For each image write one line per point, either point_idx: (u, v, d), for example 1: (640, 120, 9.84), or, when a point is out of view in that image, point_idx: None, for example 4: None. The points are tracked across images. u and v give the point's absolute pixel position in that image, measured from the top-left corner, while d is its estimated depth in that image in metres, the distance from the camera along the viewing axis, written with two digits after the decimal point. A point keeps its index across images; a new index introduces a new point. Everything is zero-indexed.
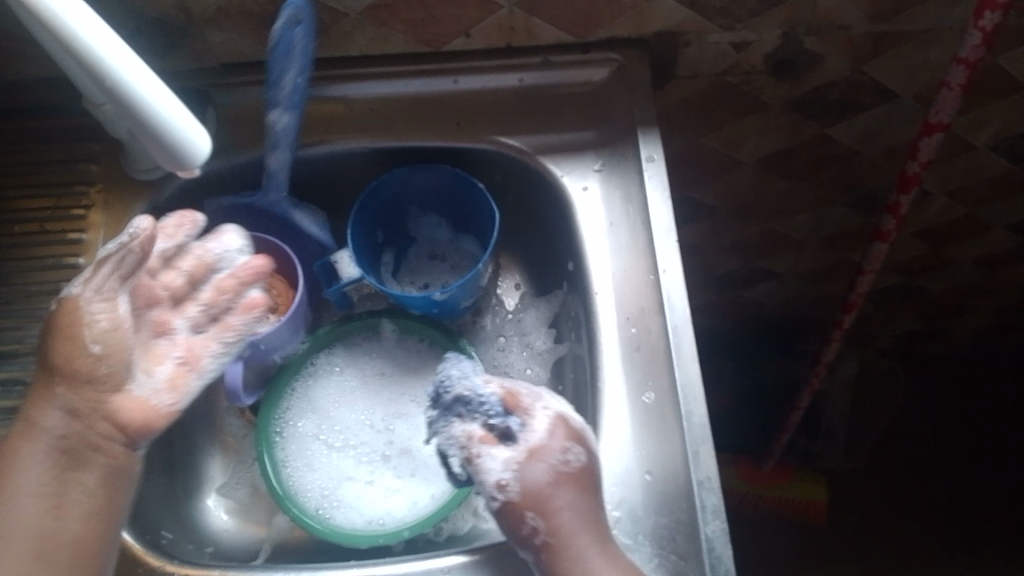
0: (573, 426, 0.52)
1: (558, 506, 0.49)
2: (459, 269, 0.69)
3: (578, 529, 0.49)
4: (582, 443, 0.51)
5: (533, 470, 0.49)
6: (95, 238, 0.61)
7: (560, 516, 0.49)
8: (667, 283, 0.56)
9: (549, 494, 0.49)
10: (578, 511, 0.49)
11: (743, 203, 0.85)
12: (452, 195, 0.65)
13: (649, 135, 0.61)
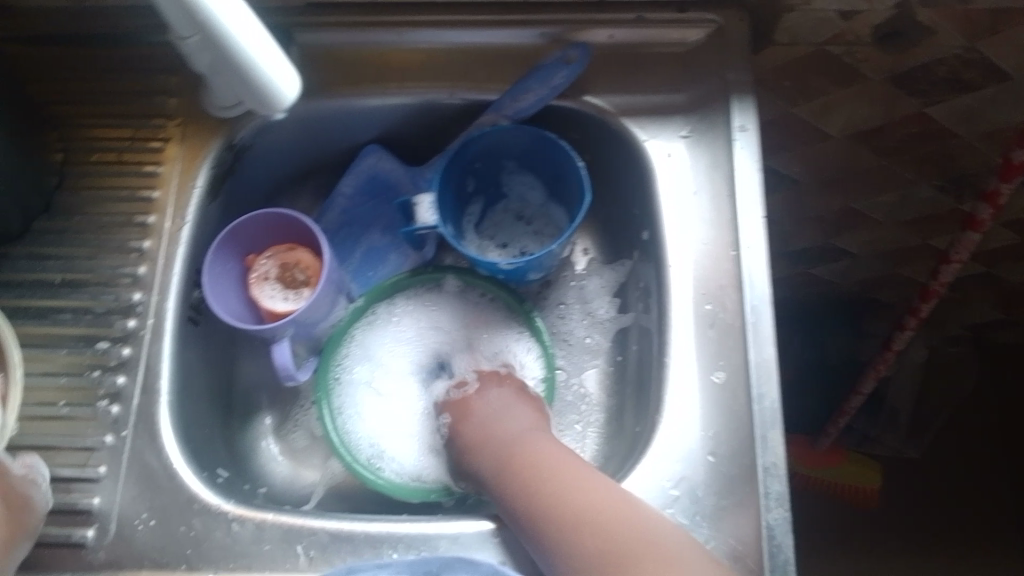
0: (470, 370, 0.62)
1: (488, 404, 0.57)
2: (542, 237, 0.68)
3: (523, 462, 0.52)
4: (482, 381, 0.60)
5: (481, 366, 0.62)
6: (169, 172, 0.60)
7: (495, 424, 0.55)
8: (749, 261, 0.55)
9: (488, 411, 0.56)
10: (520, 421, 0.55)
11: (827, 177, 0.81)
12: (541, 157, 0.64)
13: (743, 104, 0.59)
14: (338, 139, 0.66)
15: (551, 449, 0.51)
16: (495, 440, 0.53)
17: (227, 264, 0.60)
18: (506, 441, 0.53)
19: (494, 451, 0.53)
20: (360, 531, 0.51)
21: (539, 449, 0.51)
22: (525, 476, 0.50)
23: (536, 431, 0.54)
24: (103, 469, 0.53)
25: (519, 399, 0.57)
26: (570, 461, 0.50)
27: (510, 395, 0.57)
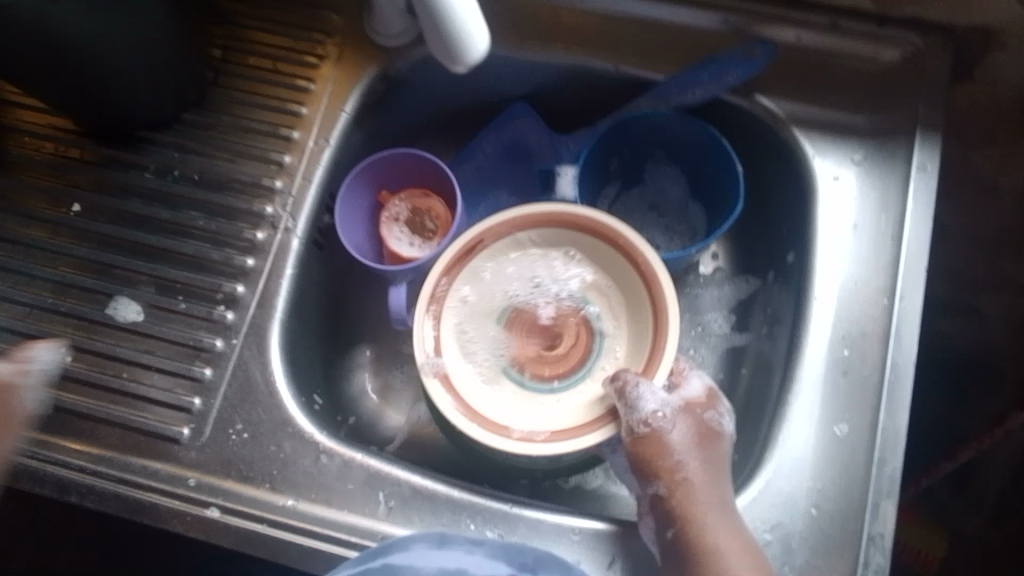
0: (704, 416, 0.51)
1: (691, 474, 0.48)
2: (671, 232, 0.64)
3: (718, 517, 0.46)
4: (702, 426, 0.50)
5: (679, 429, 0.49)
6: (321, 91, 0.59)
7: (695, 503, 0.47)
8: (903, 313, 0.51)
9: (689, 479, 0.48)
10: (719, 508, 0.47)
11: (987, 229, 0.75)
12: (699, 152, 0.61)
13: (930, 140, 0.54)
14: (492, 90, 0.64)
15: (736, 563, 0.44)
16: (693, 529, 0.46)
17: (362, 197, 0.59)
18: (700, 537, 0.46)
19: (678, 533, 0.47)
20: (444, 493, 0.51)
21: (712, 535, 0.46)
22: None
23: (740, 546, 0.45)
24: (208, 372, 0.53)
25: (720, 472, 0.49)
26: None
27: (712, 466, 0.49)
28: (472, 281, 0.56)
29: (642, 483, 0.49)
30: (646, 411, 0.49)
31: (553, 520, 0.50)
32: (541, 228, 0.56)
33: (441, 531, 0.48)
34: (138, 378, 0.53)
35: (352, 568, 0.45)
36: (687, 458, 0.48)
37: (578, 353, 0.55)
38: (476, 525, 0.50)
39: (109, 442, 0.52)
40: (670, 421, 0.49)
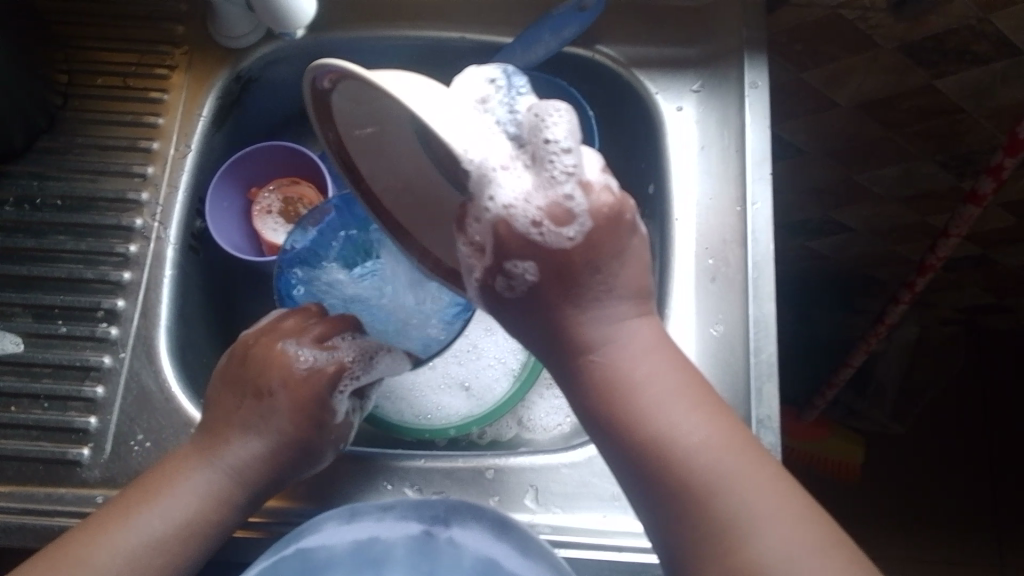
0: (577, 193, 0.38)
1: (587, 288, 0.40)
2: None
3: (619, 343, 0.40)
4: (586, 211, 0.38)
5: (555, 213, 0.38)
6: (175, 100, 0.60)
7: (593, 329, 0.40)
8: (756, 216, 0.54)
9: (602, 308, 0.40)
10: (621, 328, 0.40)
11: (834, 145, 0.81)
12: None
13: (756, 58, 0.58)
14: (346, 77, 0.66)
15: (667, 386, 0.40)
16: (602, 371, 0.40)
17: (232, 197, 0.61)
18: (623, 364, 0.40)
19: (591, 359, 0.40)
20: (355, 461, 0.52)
21: (629, 376, 0.40)
22: (633, 420, 0.39)
23: (669, 366, 0.41)
24: (99, 390, 0.53)
25: (609, 272, 0.39)
26: (707, 410, 0.40)
27: (597, 269, 0.39)
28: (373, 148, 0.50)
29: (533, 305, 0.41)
30: (499, 206, 0.37)
31: (464, 467, 0.52)
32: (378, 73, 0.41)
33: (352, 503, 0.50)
34: (28, 409, 0.53)
35: (267, 559, 0.46)
36: (593, 278, 0.40)
37: None
38: (392, 486, 0.52)
39: (7, 478, 0.51)
40: (525, 197, 0.38)
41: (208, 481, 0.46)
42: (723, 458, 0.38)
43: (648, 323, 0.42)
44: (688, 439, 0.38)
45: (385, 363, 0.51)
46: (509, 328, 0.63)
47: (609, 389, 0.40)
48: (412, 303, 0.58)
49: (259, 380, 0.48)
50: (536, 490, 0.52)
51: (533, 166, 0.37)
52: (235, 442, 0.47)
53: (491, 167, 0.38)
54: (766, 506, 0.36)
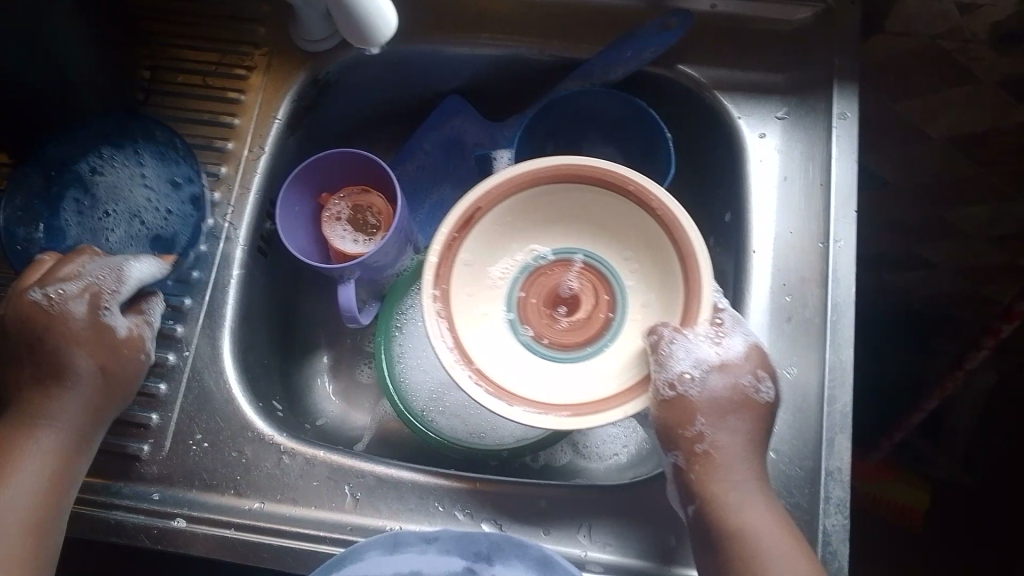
0: (752, 388, 0.47)
1: (725, 453, 0.46)
2: None
3: (740, 484, 0.45)
4: (745, 401, 0.47)
5: (714, 388, 0.47)
6: (252, 101, 0.60)
7: (718, 479, 0.46)
8: (837, 256, 0.52)
9: (733, 468, 0.46)
10: (744, 482, 0.45)
11: (921, 180, 0.77)
12: (627, 129, 0.61)
13: (846, 90, 0.56)
14: (422, 85, 0.65)
15: (789, 563, 0.43)
16: (716, 511, 0.45)
17: (302, 201, 0.60)
18: (746, 529, 0.44)
19: (725, 527, 0.45)
20: (407, 480, 0.52)
21: (733, 514, 0.45)
22: (737, 551, 0.44)
23: (785, 538, 0.44)
24: (163, 386, 0.54)
25: (756, 446, 0.47)
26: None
27: (745, 442, 0.46)
28: (474, 247, 0.49)
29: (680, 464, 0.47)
30: (678, 371, 0.45)
31: (517, 493, 0.51)
32: (545, 183, 0.49)
33: (396, 531, 0.49)
34: None
35: None
36: (719, 433, 0.46)
37: (587, 327, 0.50)
38: (442, 508, 0.51)
39: None
40: (701, 384, 0.46)
41: (38, 468, 0.47)
42: None
43: (767, 495, 0.45)
44: None
45: (136, 273, 0.51)
46: None
47: (733, 548, 0.44)
48: (143, 226, 0.56)
49: (62, 338, 0.48)
50: (590, 524, 0.50)
51: (695, 355, 0.46)
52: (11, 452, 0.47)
53: (673, 335, 0.46)
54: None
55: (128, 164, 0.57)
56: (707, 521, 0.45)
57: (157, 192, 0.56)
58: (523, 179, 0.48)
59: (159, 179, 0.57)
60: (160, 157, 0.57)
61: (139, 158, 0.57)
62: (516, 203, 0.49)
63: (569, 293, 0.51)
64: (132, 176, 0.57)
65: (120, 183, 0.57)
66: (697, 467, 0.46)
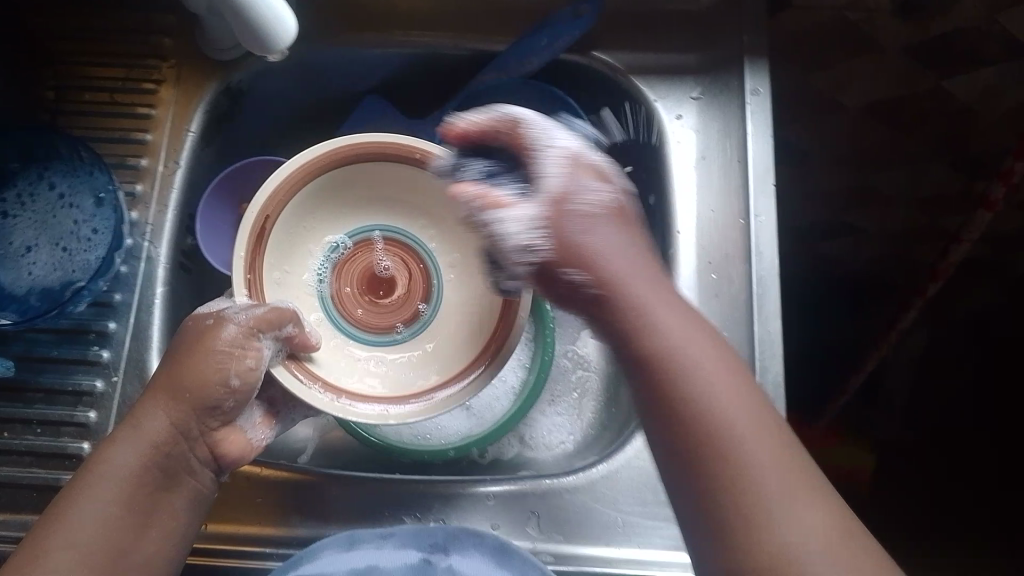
0: (577, 195, 0.45)
1: (594, 244, 0.43)
2: None
3: (632, 305, 0.42)
4: (572, 205, 0.44)
5: (581, 198, 0.45)
6: (163, 115, 0.59)
7: (620, 302, 0.42)
8: (758, 230, 0.54)
9: (623, 292, 0.42)
10: (649, 300, 0.42)
11: (842, 148, 0.79)
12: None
13: (757, 67, 0.58)
14: (339, 87, 0.64)
15: (730, 389, 0.40)
16: (626, 343, 0.41)
17: (226, 214, 0.59)
18: (667, 348, 0.40)
19: (630, 302, 0.42)
20: (352, 487, 0.51)
21: (650, 342, 0.41)
22: (666, 386, 0.40)
23: (726, 370, 0.41)
24: (92, 415, 0.52)
25: (610, 233, 0.44)
26: (762, 420, 0.39)
27: (611, 245, 0.44)
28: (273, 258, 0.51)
29: (567, 276, 0.43)
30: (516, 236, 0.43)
31: (464, 491, 0.51)
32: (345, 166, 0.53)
33: (351, 532, 0.48)
34: (20, 434, 0.51)
35: None
36: (602, 236, 0.44)
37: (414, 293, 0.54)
38: (390, 512, 0.50)
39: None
40: (541, 221, 0.44)
41: (95, 513, 0.41)
42: (745, 427, 0.39)
43: (692, 317, 0.42)
44: (716, 406, 0.39)
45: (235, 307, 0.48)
46: None
47: (656, 368, 0.40)
48: (65, 253, 0.53)
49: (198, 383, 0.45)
50: (539, 515, 0.50)
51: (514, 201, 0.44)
52: (148, 417, 0.44)
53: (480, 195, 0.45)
54: (812, 522, 0.37)
55: (41, 192, 0.54)
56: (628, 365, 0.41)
57: (80, 211, 0.54)
58: (302, 171, 0.50)
59: (79, 198, 0.54)
60: (73, 177, 0.55)
61: (50, 182, 0.55)
62: (319, 194, 0.53)
63: (383, 273, 0.55)
64: (47, 205, 0.54)
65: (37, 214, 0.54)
66: (584, 304, 0.43)
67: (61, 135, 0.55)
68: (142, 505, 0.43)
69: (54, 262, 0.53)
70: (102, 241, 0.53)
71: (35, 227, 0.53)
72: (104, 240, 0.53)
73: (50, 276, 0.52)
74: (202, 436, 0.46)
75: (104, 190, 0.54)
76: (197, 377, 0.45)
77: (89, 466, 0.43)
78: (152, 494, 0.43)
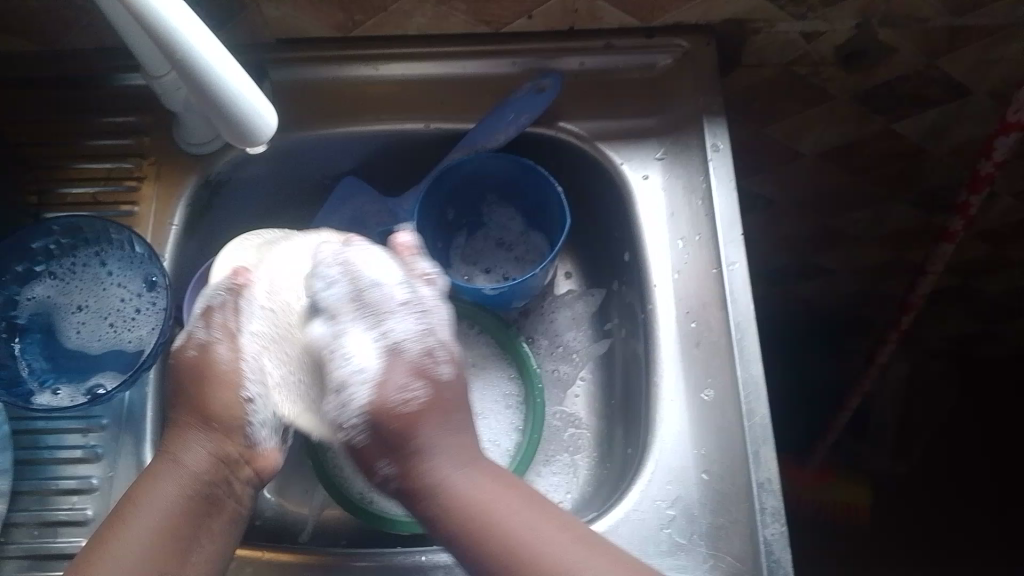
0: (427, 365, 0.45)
1: (429, 439, 0.43)
2: (523, 262, 0.67)
3: (450, 457, 0.44)
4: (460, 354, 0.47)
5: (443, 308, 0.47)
6: (146, 212, 0.60)
7: (430, 467, 0.43)
8: (733, 278, 0.55)
9: (466, 484, 0.43)
10: (531, 508, 0.42)
11: (803, 194, 0.81)
12: (519, 186, 0.64)
13: (716, 123, 0.60)
14: (317, 170, 0.67)
15: (551, 542, 0.40)
16: (422, 481, 0.43)
17: None
18: (468, 507, 0.42)
19: (441, 496, 0.43)
20: (356, 565, 0.51)
21: (498, 520, 0.41)
22: (468, 521, 0.42)
23: (574, 542, 0.41)
24: (89, 510, 0.52)
25: (518, 496, 0.43)
26: (563, 536, 0.41)
27: (506, 490, 0.43)
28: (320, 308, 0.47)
29: (403, 462, 0.43)
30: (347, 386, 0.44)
31: None
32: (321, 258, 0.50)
33: None
34: (17, 538, 0.51)
35: None
36: (467, 477, 0.43)
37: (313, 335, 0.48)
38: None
39: None
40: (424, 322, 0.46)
41: (132, 553, 0.41)
42: (517, 533, 0.41)
43: (491, 467, 0.45)
44: (536, 539, 0.41)
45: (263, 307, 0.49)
46: (500, 410, 0.62)
47: (444, 524, 0.42)
48: (112, 330, 0.57)
49: (204, 408, 0.46)
50: None
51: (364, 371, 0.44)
52: (184, 449, 0.45)
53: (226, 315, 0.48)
54: (566, 555, 0.40)
55: (92, 266, 0.58)
56: (411, 499, 0.44)
57: (130, 290, 0.57)
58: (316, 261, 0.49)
59: (130, 279, 0.57)
60: (124, 262, 0.58)
61: (102, 260, 0.58)
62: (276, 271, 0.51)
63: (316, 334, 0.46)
64: (96, 278, 0.58)
65: (92, 287, 0.57)
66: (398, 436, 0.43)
67: (116, 225, 0.57)
68: (189, 532, 0.43)
69: (96, 334, 0.57)
70: (146, 323, 0.56)
71: (85, 294, 0.57)
72: (147, 322, 0.56)
73: (92, 347, 0.56)
74: (242, 459, 0.46)
75: (151, 273, 0.57)
76: (213, 408, 0.46)
77: (127, 509, 0.43)
78: (194, 521, 0.43)
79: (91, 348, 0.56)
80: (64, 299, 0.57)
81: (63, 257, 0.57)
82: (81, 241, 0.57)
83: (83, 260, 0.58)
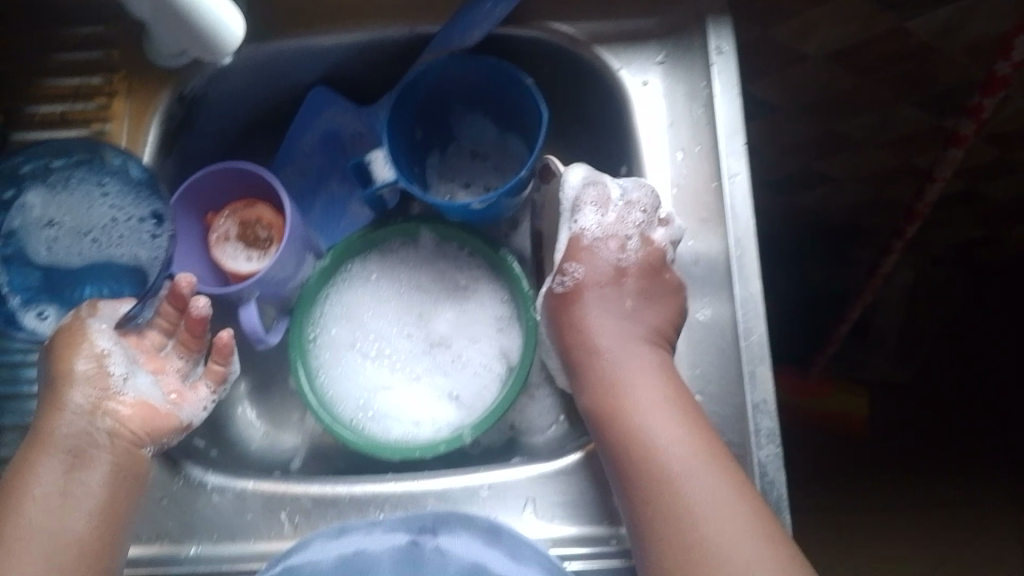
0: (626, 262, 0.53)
1: (630, 389, 0.49)
2: (505, 172, 0.65)
3: (642, 405, 0.49)
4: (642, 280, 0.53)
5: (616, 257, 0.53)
6: (117, 130, 0.57)
7: (631, 405, 0.49)
8: (735, 189, 0.53)
9: (646, 429, 0.48)
10: (688, 458, 0.46)
11: (807, 99, 0.78)
12: (493, 90, 0.60)
13: (720, 24, 0.56)
14: (296, 81, 0.63)
15: (711, 514, 0.44)
16: (613, 426, 0.49)
17: (187, 225, 0.59)
18: (639, 443, 0.48)
19: (628, 444, 0.48)
20: (344, 494, 0.53)
21: (650, 460, 0.47)
22: (632, 464, 0.47)
23: (722, 498, 0.45)
24: None
25: (695, 455, 0.46)
26: (717, 485, 0.45)
27: (683, 445, 0.47)
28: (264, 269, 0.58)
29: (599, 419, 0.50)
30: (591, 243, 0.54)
31: (455, 488, 0.52)
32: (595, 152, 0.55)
33: (344, 523, 0.50)
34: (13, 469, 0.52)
35: None
36: (642, 414, 0.49)
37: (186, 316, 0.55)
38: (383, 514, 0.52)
39: None
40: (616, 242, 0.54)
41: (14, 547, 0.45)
42: (698, 496, 0.45)
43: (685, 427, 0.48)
44: (688, 489, 0.45)
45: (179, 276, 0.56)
46: (491, 333, 0.61)
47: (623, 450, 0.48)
48: (102, 248, 0.55)
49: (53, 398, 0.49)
50: (532, 501, 0.51)
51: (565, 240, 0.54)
52: (37, 466, 0.47)
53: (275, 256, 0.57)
54: (729, 528, 0.44)
55: (84, 181, 0.55)
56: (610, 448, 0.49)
57: (122, 209, 0.55)
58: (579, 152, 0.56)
59: (125, 201, 0.54)
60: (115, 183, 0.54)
61: (99, 179, 0.54)
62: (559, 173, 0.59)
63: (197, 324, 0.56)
64: (86, 195, 0.55)
65: (83, 201, 0.55)
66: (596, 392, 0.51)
67: (112, 148, 0.53)
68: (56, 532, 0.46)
69: (84, 249, 0.55)
70: (139, 245, 0.55)
71: (71, 208, 0.55)
72: (141, 246, 0.55)
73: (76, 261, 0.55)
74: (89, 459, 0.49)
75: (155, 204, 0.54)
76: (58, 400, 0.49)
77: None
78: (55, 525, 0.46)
79: (79, 263, 0.55)
80: (48, 211, 0.54)
81: (55, 168, 0.54)
82: (75, 161, 0.54)
83: (65, 171, 0.54)
